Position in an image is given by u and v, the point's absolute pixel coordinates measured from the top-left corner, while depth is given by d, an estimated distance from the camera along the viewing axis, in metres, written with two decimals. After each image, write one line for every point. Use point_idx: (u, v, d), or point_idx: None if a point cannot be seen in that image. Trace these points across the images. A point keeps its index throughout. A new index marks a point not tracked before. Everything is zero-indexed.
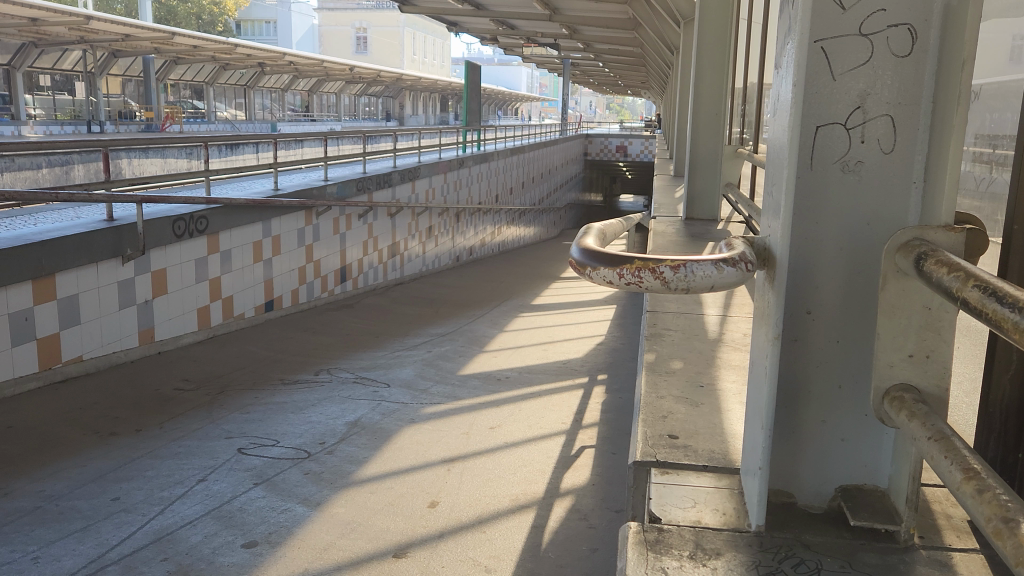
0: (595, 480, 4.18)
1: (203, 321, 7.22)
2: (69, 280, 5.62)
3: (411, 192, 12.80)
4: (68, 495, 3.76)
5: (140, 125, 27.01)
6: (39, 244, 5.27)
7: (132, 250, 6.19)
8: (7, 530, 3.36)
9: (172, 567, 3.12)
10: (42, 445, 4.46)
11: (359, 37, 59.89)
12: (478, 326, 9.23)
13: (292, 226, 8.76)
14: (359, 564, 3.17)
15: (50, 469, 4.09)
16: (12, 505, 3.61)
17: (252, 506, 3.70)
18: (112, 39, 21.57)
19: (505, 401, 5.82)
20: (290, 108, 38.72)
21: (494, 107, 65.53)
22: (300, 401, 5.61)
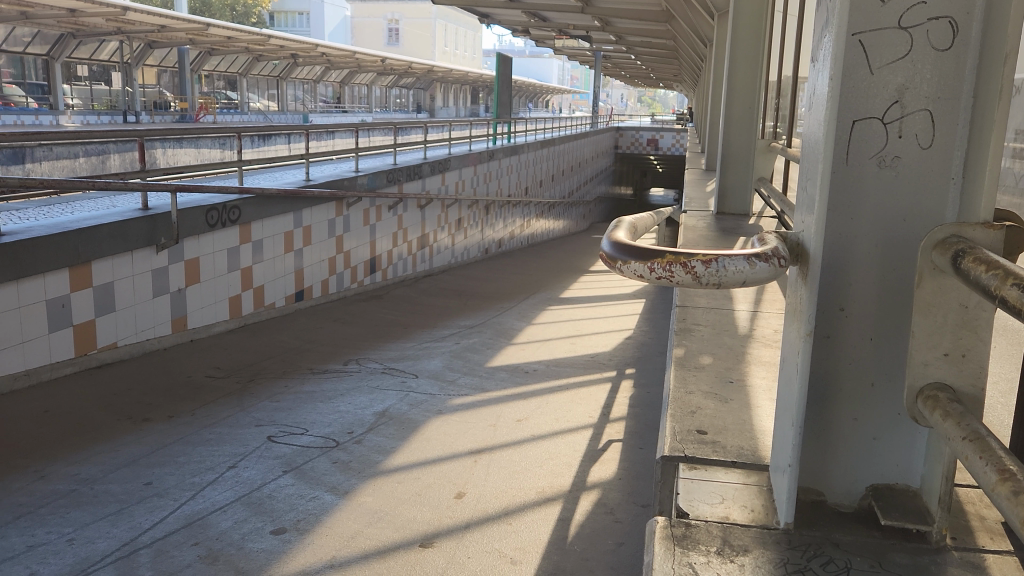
0: (622, 474, 4.17)
1: (235, 310, 7.31)
2: (105, 268, 5.72)
3: (441, 183, 12.82)
4: (103, 479, 3.83)
5: (174, 115, 27.37)
6: (76, 233, 5.36)
7: (167, 239, 6.28)
8: (43, 512, 3.43)
9: (202, 552, 3.16)
10: (77, 430, 4.55)
11: (391, 29, 60.10)
12: (506, 318, 9.24)
13: (323, 217, 8.83)
14: (386, 553, 3.20)
15: (85, 454, 4.17)
16: (49, 487, 3.69)
17: (281, 493, 3.75)
18: (148, 30, 21.88)
19: (533, 393, 5.83)
20: (322, 99, 39.03)
21: (525, 99, 65.29)
22: (329, 390, 5.67)
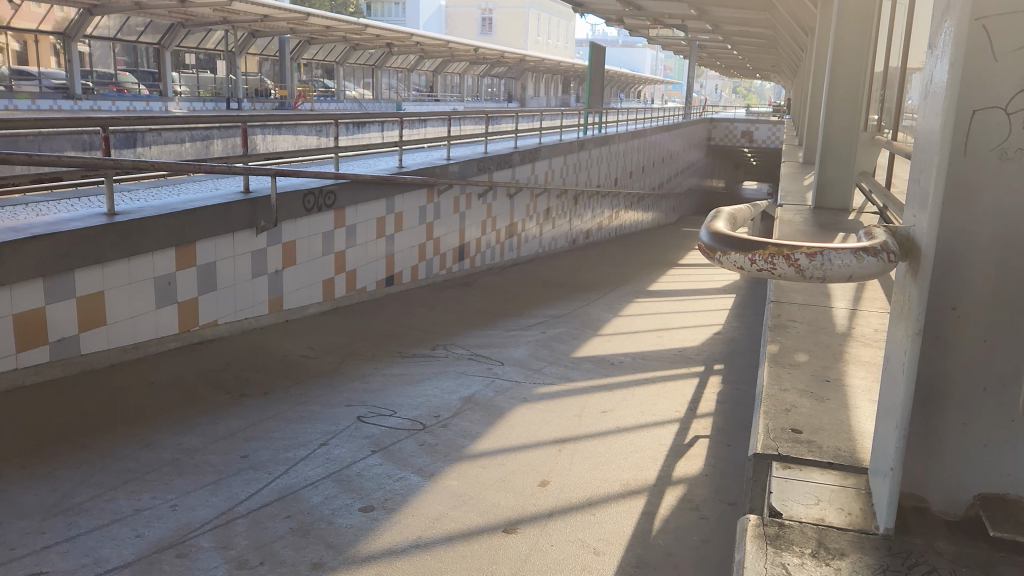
0: (708, 470, 4.10)
1: (329, 293, 7.52)
2: (208, 248, 5.96)
3: (531, 173, 12.84)
4: (203, 449, 4.00)
5: (274, 103, 28.27)
6: (183, 214, 5.61)
7: (266, 221, 6.50)
8: (148, 478, 3.61)
9: (294, 525, 3.27)
10: (180, 402, 4.75)
11: (485, 18, 60.45)
12: (592, 309, 9.21)
13: (414, 203, 8.97)
14: (470, 536, 3.24)
15: (187, 424, 4.37)
16: (154, 455, 3.88)
17: (369, 473, 3.84)
18: (252, 19, 22.64)
19: (619, 384, 5.80)
20: (415, 88, 39.63)
21: (617, 89, 64.71)
22: (417, 374, 5.77)
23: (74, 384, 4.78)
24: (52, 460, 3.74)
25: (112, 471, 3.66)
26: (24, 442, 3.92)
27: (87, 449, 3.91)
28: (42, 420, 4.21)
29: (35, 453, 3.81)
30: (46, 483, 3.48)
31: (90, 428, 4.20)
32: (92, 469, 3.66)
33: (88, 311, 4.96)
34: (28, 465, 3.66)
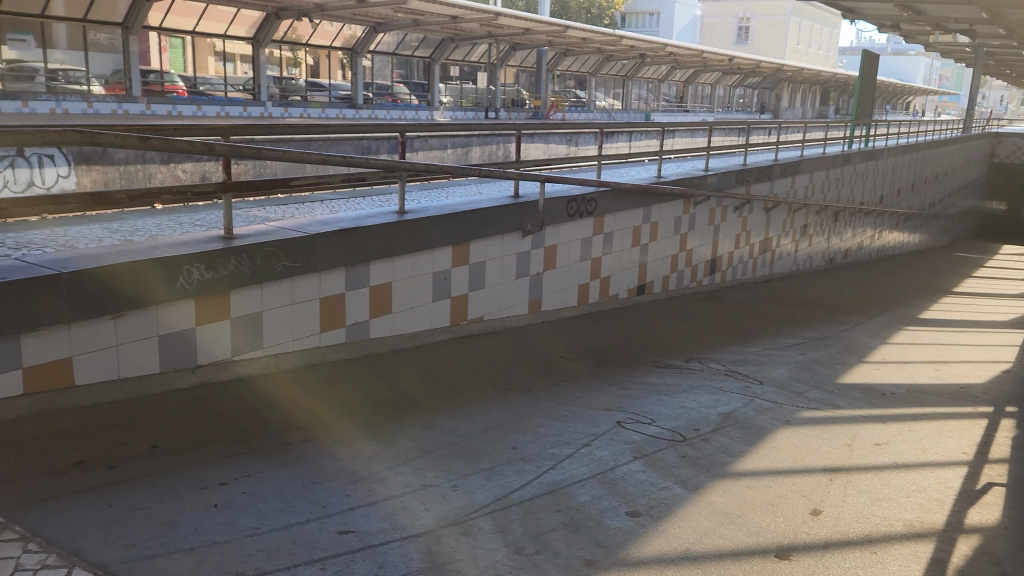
0: (1008, 523, 3.67)
1: (583, 298, 7.66)
2: (480, 248, 6.30)
3: (791, 187, 12.29)
4: (477, 437, 4.24)
5: (529, 113, 29.41)
6: (461, 215, 5.99)
7: (531, 226, 6.77)
8: (430, 458, 3.89)
9: (565, 519, 3.36)
10: (450, 390, 5.07)
11: (741, 27, 58.78)
12: (855, 334, 8.62)
13: (670, 214, 8.91)
14: (741, 556, 3.15)
15: (460, 412, 4.66)
16: (435, 437, 4.17)
17: (634, 478, 3.86)
18: (514, 33, 23.73)
19: (892, 417, 5.37)
20: (666, 98, 39.43)
21: (884, 100, 60.14)
22: (673, 385, 5.72)
23: (359, 365, 5.23)
24: (349, 432, 4.14)
25: (399, 447, 3.98)
26: (325, 412, 4.38)
27: (376, 424, 4.28)
28: (339, 394, 4.67)
29: (335, 423, 4.24)
30: (345, 452, 3.87)
31: (377, 406, 4.59)
32: (382, 444, 4.01)
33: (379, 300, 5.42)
34: (331, 434, 4.08)
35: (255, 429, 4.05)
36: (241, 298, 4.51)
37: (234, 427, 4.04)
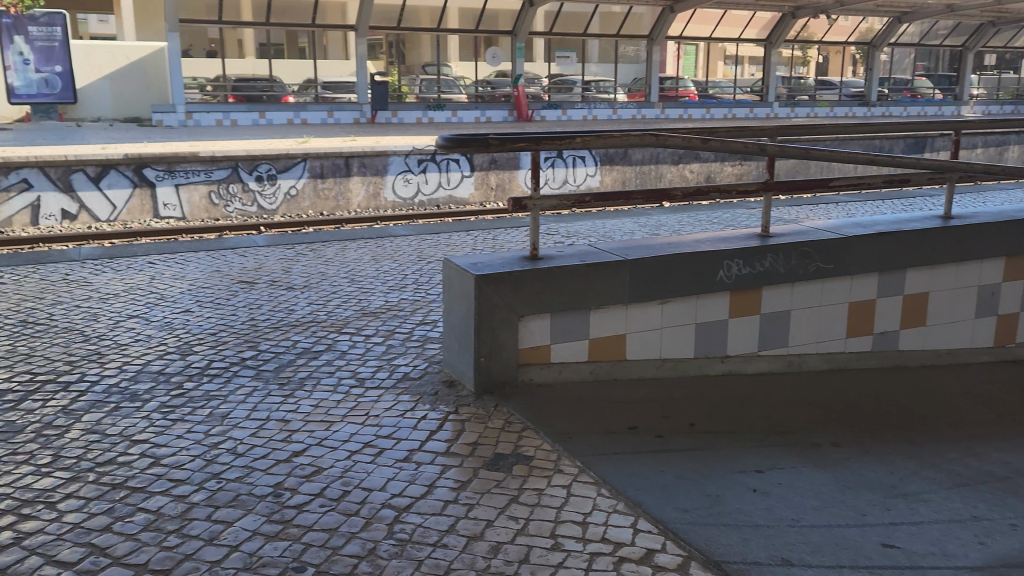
0: None
1: None
2: (898, 278, 4.83)
3: None
4: (828, 530, 3.08)
5: None
6: (863, 238, 4.63)
7: (992, 246, 5.03)
8: (785, 541, 2.96)
9: None
10: (811, 448, 3.87)
11: None
12: None
13: None
14: None
15: (830, 472, 3.61)
16: (770, 521, 3.11)
17: None
18: None
19: None
20: None
21: None
22: None
23: (707, 401, 4.23)
24: (677, 482, 3.35)
25: (743, 515, 3.11)
26: (645, 462, 3.50)
27: (716, 476, 3.44)
28: (669, 439, 3.76)
29: (661, 468, 3.46)
30: (670, 510, 3.11)
31: (713, 461, 3.57)
32: (722, 508, 3.16)
33: (743, 322, 4.48)
34: (655, 482, 3.32)
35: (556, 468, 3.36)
36: (563, 311, 4.04)
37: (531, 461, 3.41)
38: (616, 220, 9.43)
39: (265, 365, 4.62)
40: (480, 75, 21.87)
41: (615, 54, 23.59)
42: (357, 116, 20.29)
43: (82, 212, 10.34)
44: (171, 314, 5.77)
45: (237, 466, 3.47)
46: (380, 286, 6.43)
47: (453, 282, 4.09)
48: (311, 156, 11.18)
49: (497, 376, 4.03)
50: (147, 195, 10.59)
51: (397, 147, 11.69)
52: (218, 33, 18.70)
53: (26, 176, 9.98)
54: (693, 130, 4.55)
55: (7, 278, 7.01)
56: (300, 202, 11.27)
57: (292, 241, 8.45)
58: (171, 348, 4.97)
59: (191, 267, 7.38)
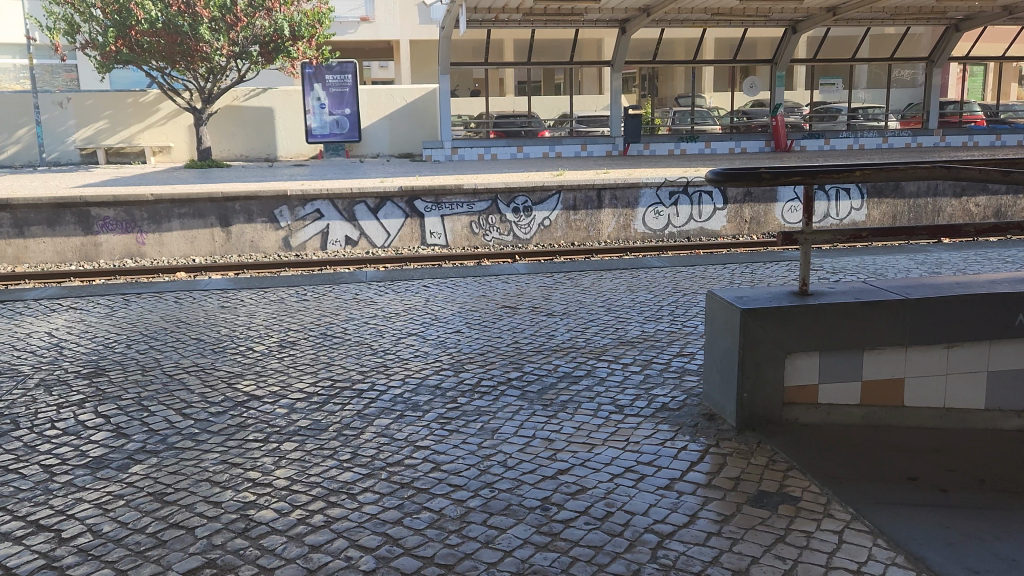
0: None
1: None
2: None
3: None
4: None
5: None
6: None
7: None
8: None
9: None
10: None
11: None
12: None
13: None
14: None
15: None
16: None
17: None
18: None
19: None
20: None
21: None
22: None
23: (999, 455, 3.91)
24: (964, 540, 3.11)
25: None
26: (925, 514, 3.30)
27: (1010, 537, 3.15)
28: (954, 493, 3.52)
29: (944, 522, 3.24)
30: (959, 569, 2.89)
31: (1007, 521, 3.29)
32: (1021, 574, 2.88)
33: None
34: (938, 536, 3.12)
35: (825, 515, 3.26)
36: (833, 349, 3.93)
37: (798, 505, 3.35)
38: (889, 256, 8.87)
39: (530, 387, 4.96)
40: (736, 104, 21.50)
41: (886, 79, 22.18)
42: (609, 149, 20.76)
43: (362, 239, 11.48)
44: (445, 332, 6.35)
45: (508, 478, 3.74)
46: (637, 315, 6.59)
47: (718, 316, 4.13)
48: (564, 188, 11.58)
49: (760, 413, 4.01)
50: (416, 224, 11.53)
51: (649, 179, 11.79)
52: (483, 74, 19.93)
53: (320, 207, 11.32)
54: (989, 160, 4.29)
55: (310, 295, 8.06)
56: (553, 232, 11.74)
57: (550, 270, 8.85)
58: (445, 364, 5.51)
59: (460, 290, 8.02)
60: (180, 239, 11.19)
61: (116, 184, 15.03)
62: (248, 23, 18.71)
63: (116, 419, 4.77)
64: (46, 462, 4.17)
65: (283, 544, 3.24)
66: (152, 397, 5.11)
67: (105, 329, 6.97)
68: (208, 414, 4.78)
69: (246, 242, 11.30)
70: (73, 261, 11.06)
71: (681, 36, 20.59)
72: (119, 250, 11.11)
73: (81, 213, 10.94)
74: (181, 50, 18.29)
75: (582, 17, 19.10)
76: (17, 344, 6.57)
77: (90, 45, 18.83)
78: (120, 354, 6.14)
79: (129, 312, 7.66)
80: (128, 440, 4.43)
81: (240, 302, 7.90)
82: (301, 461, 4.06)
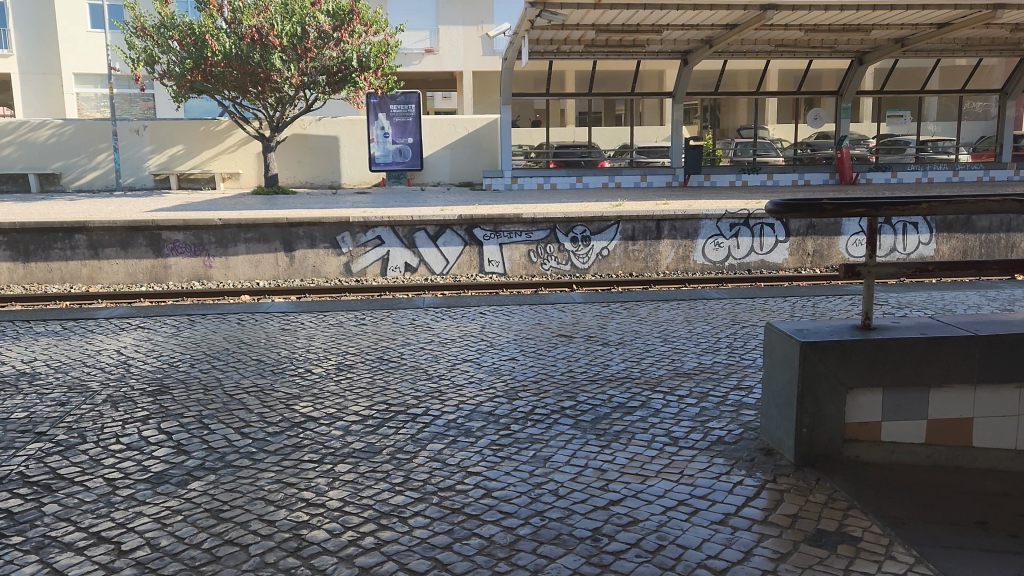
0: None
1: None
2: None
3: None
4: None
5: None
6: None
7: None
8: None
9: None
10: None
11: None
12: None
13: None
14: None
15: None
16: None
17: None
18: None
19: None
20: None
21: None
22: None
23: None
24: None
25: None
26: (995, 560, 3.15)
27: None
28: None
29: (1015, 570, 3.09)
30: None
31: None
32: None
33: None
34: None
35: (887, 557, 3.14)
36: (897, 386, 3.81)
37: (857, 546, 3.23)
38: (959, 291, 8.59)
39: (583, 416, 4.92)
40: (800, 136, 21.23)
41: (957, 112, 21.61)
42: (670, 179, 20.52)
43: (421, 265, 11.62)
44: (499, 359, 6.35)
45: (559, 507, 3.71)
46: (694, 346, 6.49)
47: (777, 349, 4.04)
48: (623, 218, 11.56)
49: (820, 449, 3.89)
50: (474, 251, 11.61)
51: (710, 211, 11.68)
52: (545, 104, 20.11)
53: (381, 234, 11.50)
54: None
55: (368, 320, 8.18)
56: (611, 262, 11.69)
57: (608, 299, 8.82)
58: (498, 392, 5.50)
59: (516, 318, 8.04)
60: (244, 263, 11.48)
61: (187, 209, 15.53)
62: (317, 54, 19.21)
63: (178, 435, 4.89)
64: (110, 476, 4.29)
65: (333, 564, 3.26)
66: (213, 416, 5.23)
67: (171, 348, 7.18)
68: (265, 434, 4.87)
69: (308, 267, 11.54)
70: (143, 282, 11.45)
71: (744, 67, 20.45)
72: (187, 273, 11.46)
73: (152, 236, 11.32)
74: (252, 80, 18.96)
75: (644, 48, 19.16)
76: (87, 360, 6.80)
77: (167, 76, 19.53)
78: (184, 373, 6.31)
79: (195, 332, 7.87)
80: (189, 457, 4.53)
81: (300, 325, 8.05)
82: (354, 483, 4.09)
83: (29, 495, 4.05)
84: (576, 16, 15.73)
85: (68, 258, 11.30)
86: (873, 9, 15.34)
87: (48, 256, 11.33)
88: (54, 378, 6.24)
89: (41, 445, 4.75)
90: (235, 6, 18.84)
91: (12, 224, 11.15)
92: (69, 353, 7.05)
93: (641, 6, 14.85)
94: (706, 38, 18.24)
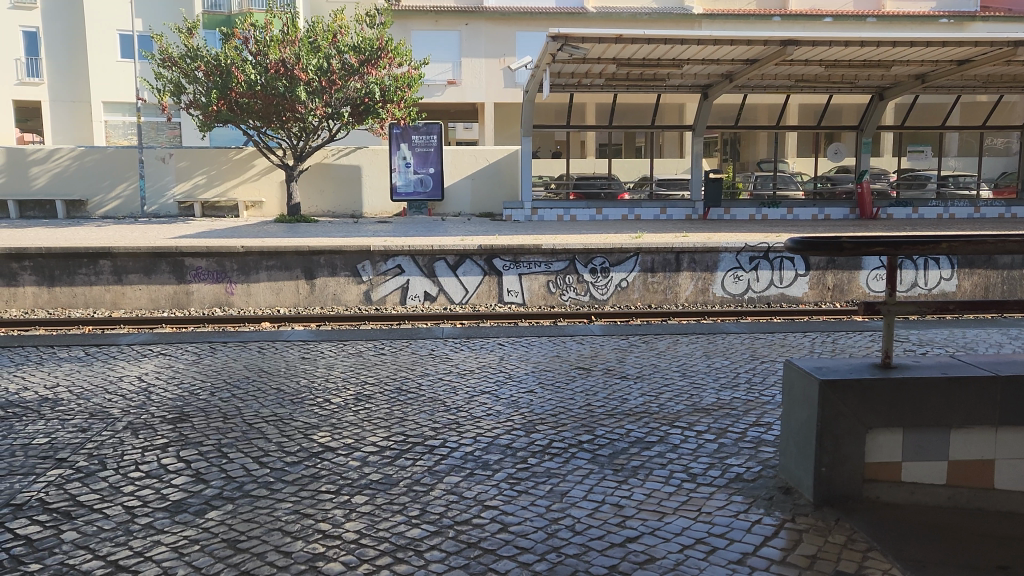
0: None
1: None
2: None
3: None
4: None
5: None
6: None
7: None
8: None
9: None
10: None
11: None
12: None
13: None
14: None
15: None
16: None
17: None
18: None
19: None
20: None
21: None
22: None
23: None
24: None
25: None
26: None
27: None
28: None
29: None
30: None
31: None
32: None
33: None
34: None
35: None
36: (919, 426, 3.79)
37: None
38: (979, 330, 8.53)
39: (601, 451, 4.92)
40: (819, 170, 21.24)
41: (978, 147, 21.51)
42: (689, 212, 20.56)
43: (440, 294, 11.68)
44: (517, 392, 6.37)
45: (575, 543, 3.70)
46: (712, 381, 6.47)
47: (796, 387, 4.03)
48: (642, 250, 11.57)
49: (840, 489, 3.85)
50: (494, 281, 11.67)
51: (729, 243, 11.67)
52: (565, 136, 20.20)
53: (401, 262, 11.59)
54: None
55: (387, 350, 8.22)
56: (631, 293, 11.72)
57: (626, 331, 8.84)
58: (516, 425, 5.51)
59: (535, 350, 8.06)
60: (266, 290, 11.60)
61: (209, 235, 15.78)
62: (342, 86, 19.59)
63: (197, 464, 4.93)
64: (128, 504, 4.33)
65: None
66: (232, 444, 5.27)
67: (191, 376, 7.25)
68: (284, 463, 4.90)
69: (328, 295, 11.63)
70: (165, 307, 11.60)
71: (765, 101, 20.53)
72: (209, 299, 11.59)
73: (176, 262, 11.48)
74: (276, 109, 19.27)
75: (664, 82, 19.33)
76: (109, 387, 6.87)
77: (194, 105, 19.86)
78: (205, 400, 6.36)
79: (215, 360, 7.94)
80: (207, 486, 4.57)
81: (319, 354, 8.10)
82: (370, 515, 4.11)
83: (48, 522, 4.10)
84: (597, 50, 15.93)
85: (92, 283, 11.47)
86: (891, 46, 15.39)
87: (73, 280, 11.50)
88: (76, 404, 6.31)
89: (61, 472, 4.80)
90: (260, 38, 19.25)
91: (39, 249, 11.35)
92: (91, 379, 7.13)
93: (660, 41, 14.98)
94: (726, 74, 18.38)
